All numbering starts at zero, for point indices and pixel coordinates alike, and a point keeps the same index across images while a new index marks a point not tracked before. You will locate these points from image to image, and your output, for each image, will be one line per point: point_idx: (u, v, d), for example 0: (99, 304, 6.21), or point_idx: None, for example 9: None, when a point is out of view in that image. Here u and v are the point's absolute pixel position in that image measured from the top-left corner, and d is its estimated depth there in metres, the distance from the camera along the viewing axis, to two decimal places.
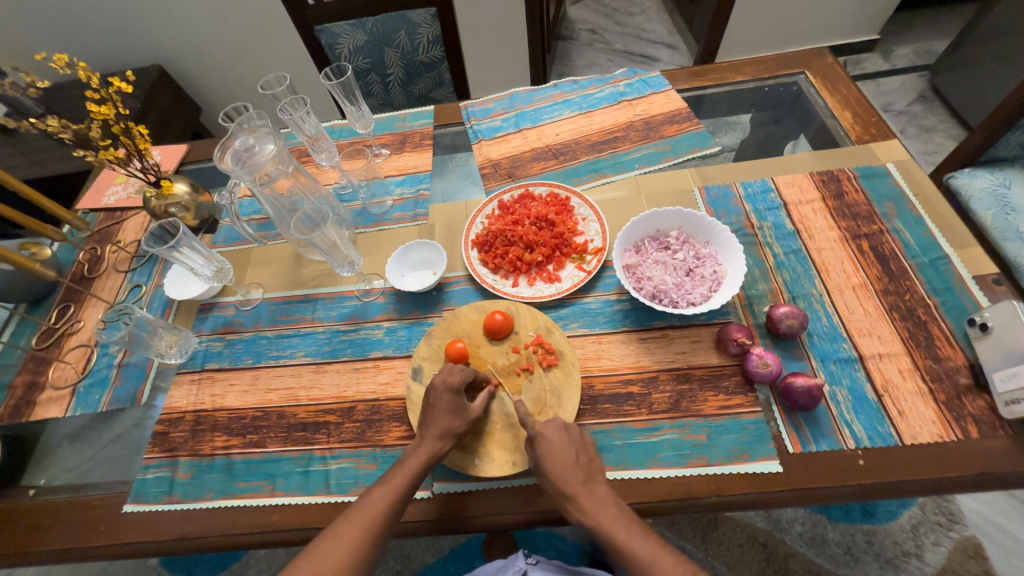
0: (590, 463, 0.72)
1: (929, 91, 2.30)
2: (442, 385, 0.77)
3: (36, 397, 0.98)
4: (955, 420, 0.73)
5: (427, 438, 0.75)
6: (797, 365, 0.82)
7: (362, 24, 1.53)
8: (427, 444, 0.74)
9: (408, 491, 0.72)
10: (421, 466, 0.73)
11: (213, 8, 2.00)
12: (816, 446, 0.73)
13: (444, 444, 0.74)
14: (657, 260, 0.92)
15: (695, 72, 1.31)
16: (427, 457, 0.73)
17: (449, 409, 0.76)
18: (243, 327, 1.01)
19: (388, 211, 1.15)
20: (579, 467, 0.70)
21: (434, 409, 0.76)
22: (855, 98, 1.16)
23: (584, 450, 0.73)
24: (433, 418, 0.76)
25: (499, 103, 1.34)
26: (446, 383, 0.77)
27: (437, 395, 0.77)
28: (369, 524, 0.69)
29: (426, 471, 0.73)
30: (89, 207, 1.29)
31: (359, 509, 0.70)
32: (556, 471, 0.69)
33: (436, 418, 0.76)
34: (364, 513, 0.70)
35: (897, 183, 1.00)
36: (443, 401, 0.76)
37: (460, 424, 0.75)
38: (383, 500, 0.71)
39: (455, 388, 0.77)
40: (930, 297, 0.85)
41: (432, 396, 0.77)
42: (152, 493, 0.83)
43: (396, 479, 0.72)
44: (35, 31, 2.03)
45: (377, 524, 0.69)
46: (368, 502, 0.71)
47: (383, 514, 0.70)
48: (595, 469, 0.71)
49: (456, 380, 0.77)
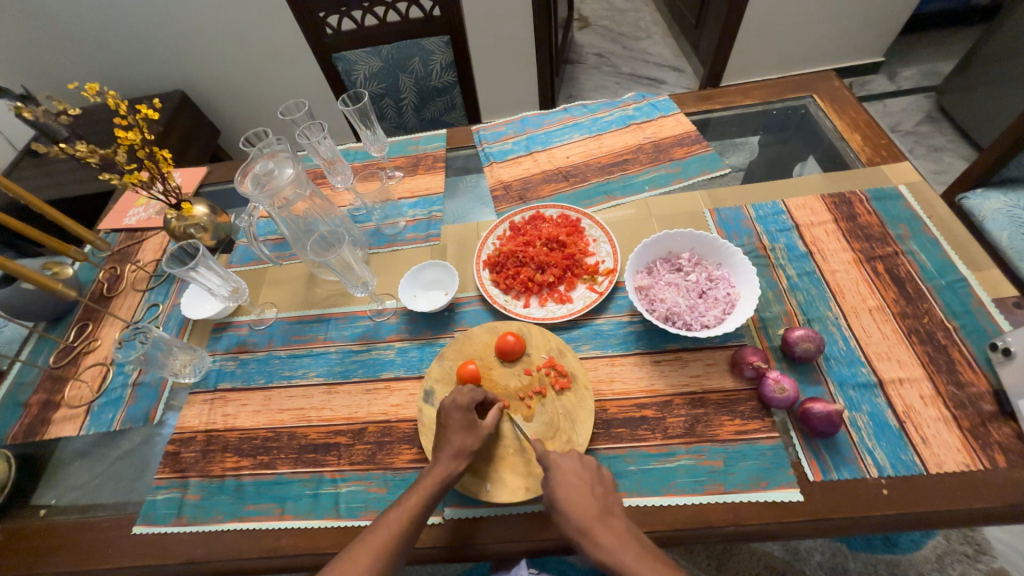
0: (605, 494, 0.69)
1: (936, 111, 2.31)
2: (453, 404, 0.77)
3: (51, 415, 0.99)
4: (981, 448, 0.71)
5: (442, 457, 0.74)
6: (814, 390, 0.80)
7: (377, 51, 1.59)
8: (442, 463, 0.74)
9: (422, 514, 0.71)
10: (435, 486, 0.72)
11: (234, 37, 2.08)
12: (837, 474, 0.72)
13: (459, 463, 0.73)
14: (670, 282, 0.92)
15: (703, 96, 1.33)
16: (442, 478, 0.72)
17: (462, 428, 0.75)
18: (256, 346, 1.02)
19: (401, 232, 1.16)
20: (597, 499, 0.67)
21: (447, 428, 0.76)
22: (864, 120, 1.17)
23: (598, 482, 0.70)
24: (446, 438, 0.75)
25: (510, 126, 1.37)
26: (456, 403, 0.77)
27: (448, 414, 0.77)
28: (384, 547, 0.68)
29: (439, 493, 0.72)
30: (111, 227, 1.32)
31: (372, 533, 0.69)
32: (570, 504, 0.66)
33: (449, 436, 0.75)
34: (378, 536, 0.69)
35: (909, 204, 1.00)
36: (454, 419, 0.76)
37: (472, 443, 0.75)
38: (397, 522, 0.70)
39: (467, 407, 0.77)
40: (949, 321, 0.84)
41: (444, 415, 0.77)
42: (162, 515, 0.82)
43: (409, 502, 0.71)
44: (66, 60, 2.12)
45: (392, 547, 0.68)
46: (383, 525, 0.70)
47: (397, 537, 0.69)
48: (612, 502, 0.69)
49: (465, 398, 0.77)
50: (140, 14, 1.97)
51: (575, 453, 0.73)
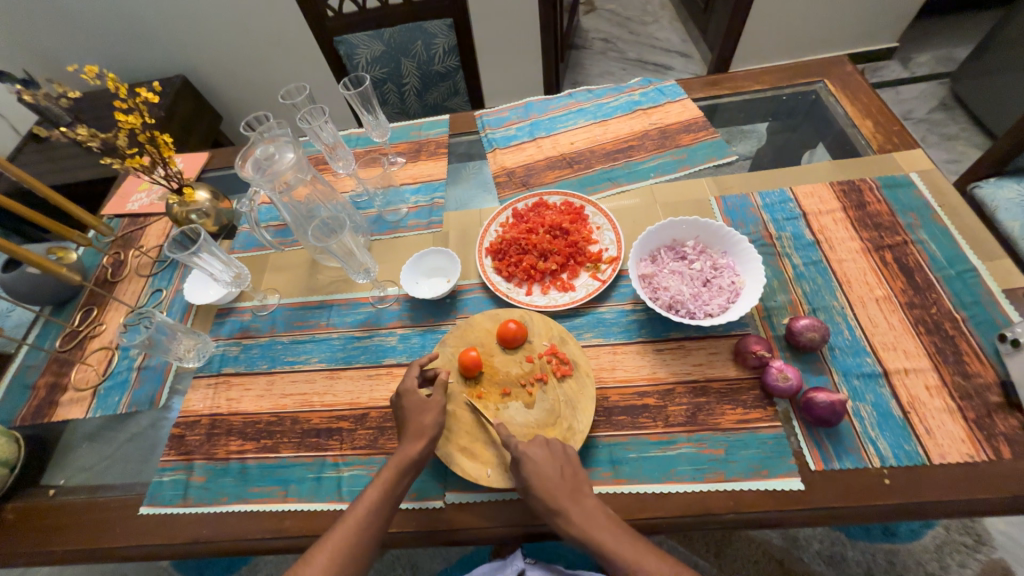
0: (575, 475, 0.70)
1: (950, 99, 2.26)
2: (404, 390, 0.79)
3: (58, 397, 1.00)
4: (986, 439, 0.70)
5: (408, 441, 0.74)
6: (818, 380, 0.80)
7: (379, 35, 1.56)
8: (406, 447, 0.74)
9: (389, 500, 0.71)
10: (400, 471, 0.72)
11: (235, 20, 2.06)
12: (839, 463, 0.71)
13: (422, 446, 0.74)
14: (673, 270, 0.91)
15: (712, 81, 1.30)
16: (406, 462, 0.73)
17: (431, 409, 0.76)
18: (259, 332, 1.03)
19: (403, 219, 1.15)
20: (564, 480, 0.69)
21: (404, 414, 0.77)
22: (876, 106, 1.14)
23: (566, 463, 0.71)
24: (403, 423, 0.77)
25: (514, 111, 1.35)
26: (403, 389, 0.79)
27: (402, 401, 0.78)
28: (352, 535, 0.68)
29: (404, 477, 0.73)
30: (114, 212, 1.32)
31: (340, 522, 0.69)
32: (544, 489, 0.68)
33: (410, 421, 0.76)
34: (346, 525, 0.69)
35: (921, 193, 0.98)
36: (441, 408, 0.76)
37: (433, 425, 0.75)
38: (364, 510, 0.70)
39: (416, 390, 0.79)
40: (958, 312, 0.83)
41: (401, 401, 0.78)
42: (168, 496, 0.84)
43: (378, 486, 0.72)
44: (67, 43, 2.11)
45: (360, 533, 0.68)
46: (350, 514, 0.70)
47: (365, 525, 0.69)
48: (581, 481, 0.70)
49: (412, 382, 0.79)
50: None
51: (539, 439, 0.73)
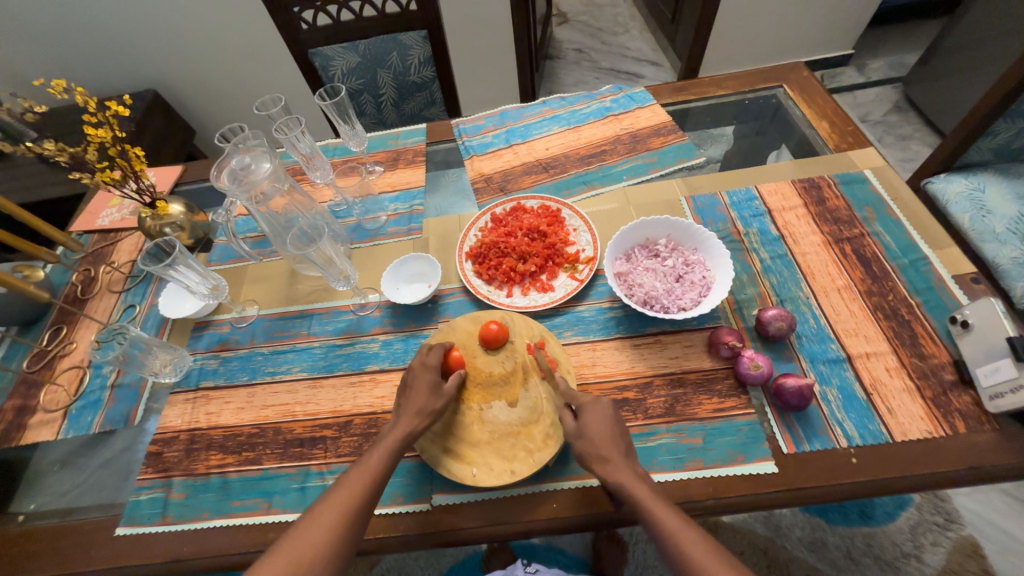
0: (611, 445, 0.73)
1: (903, 101, 2.39)
2: (421, 364, 0.81)
3: (27, 420, 0.96)
4: (943, 416, 0.74)
5: (404, 416, 0.77)
6: (787, 367, 0.83)
7: (354, 46, 1.58)
8: (403, 422, 0.76)
9: (384, 471, 0.73)
10: (397, 443, 0.74)
11: (207, 33, 2.04)
12: (809, 445, 0.75)
13: (419, 420, 0.76)
14: (647, 267, 0.94)
15: (679, 87, 1.36)
16: (403, 434, 0.75)
17: (425, 388, 0.79)
18: (238, 344, 1.01)
19: (382, 226, 1.16)
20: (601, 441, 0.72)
21: (412, 388, 0.79)
22: (832, 109, 1.21)
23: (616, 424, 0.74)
24: (410, 397, 0.79)
25: (489, 119, 1.38)
26: (423, 364, 0.82)
27: (415, 375, 0.80)
28: (346, 504, 0.68)
29: (400, 449, 0.75)
30: (83, 228, 1.29)
31: (334, 493, 0.70)
32: None
33: (413, 396, 0.78)
34: (341, 496, 0.69)
35: (874, 188, 1.04)
36: (434, 388, 0.79)
37: (436, 401, 0.78)
38: (359, 480, 0.71)
39: (434, 367, 0.81)
40: (912, 297, 0.88)
41: (411, 376, 0.81)
42: (146, 515, 0.82)
43: (372, 461, 0.73)
44: (31, 58, 2.06)
45: (355, 502, 0.69)
46: (343, 486, 0.70)
47: (360, 495, 0.69)
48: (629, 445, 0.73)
49: (434, 361, 0.82)
50: (108, 10, 1.92)
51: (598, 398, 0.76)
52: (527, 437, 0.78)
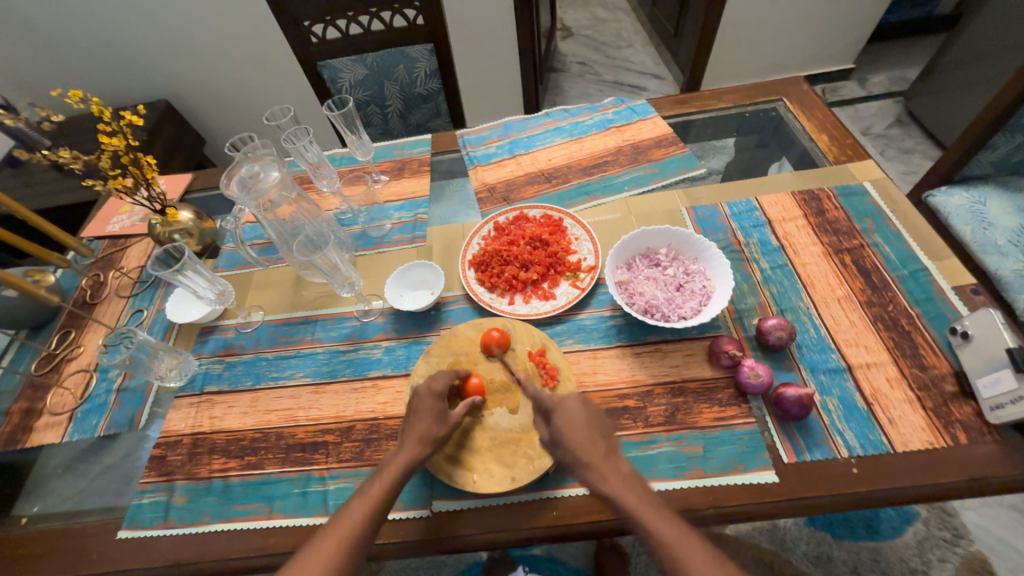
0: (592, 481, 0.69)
1: (905, 115, 2.41)
2: (426, 390, 0.79)
3: (33, 422, 0.98)
4: (944, 426, 0.74)
5: (407, 443, 0.75)
6: (788, 376, 0.84)
7: (362, 59, 1.61)
8: (406, 449, 0.74)
9: (386, 500, 0.71)
10: (400, 472, 0.72)
11: (220, 45, 2.10)
12: (810, 455, 0.74)
13: (422, 449, 0.74)
14: (648, 276, 0.95)
15: (680, 100, 1.38)
16: (405, 463, 0.73)
17: (429, 414, 0.77)
18: (243, 349, 1.03)
19: (387, 234, 1.18)
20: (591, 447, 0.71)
21: (417, 413, 0.77)
22: (831, 121, 1.23)
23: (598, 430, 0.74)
24: (414, 423, 0.77)
25: (494, 130, 1.40)
26: (429, 390, 0.79)
27: (420, 400, 0.78)
28: (347, 536, 0.68)
29: (403, 478, 0.73)
30: (94, 234, 1.31)
31: (335, 524, 0.69)
32: None
33: (417, 421, 0.76)
34: (342, 527, 0.69)
35: (873, 200, 1.05)
36: (438, 414, 0.77)
37: (440, 429, 0.76)
38: (360, 510, 0.70)
39: (440, 394, 0.79)
40: (912, 308, 0.88)
41: (415, 401, 0.78)
42: (148, 519, 0.82)
43: (374, 489, 0.71)
44: (48, 69, 2.12)
45: (357, 534, 0.68)
46: (345, 516, 0.69)
47: (361, 527, 0.68)
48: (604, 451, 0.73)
49: (440, 385, 0.79)
50: (124, 23, 1.97)
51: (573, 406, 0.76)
52: (528, 445, 0.78)
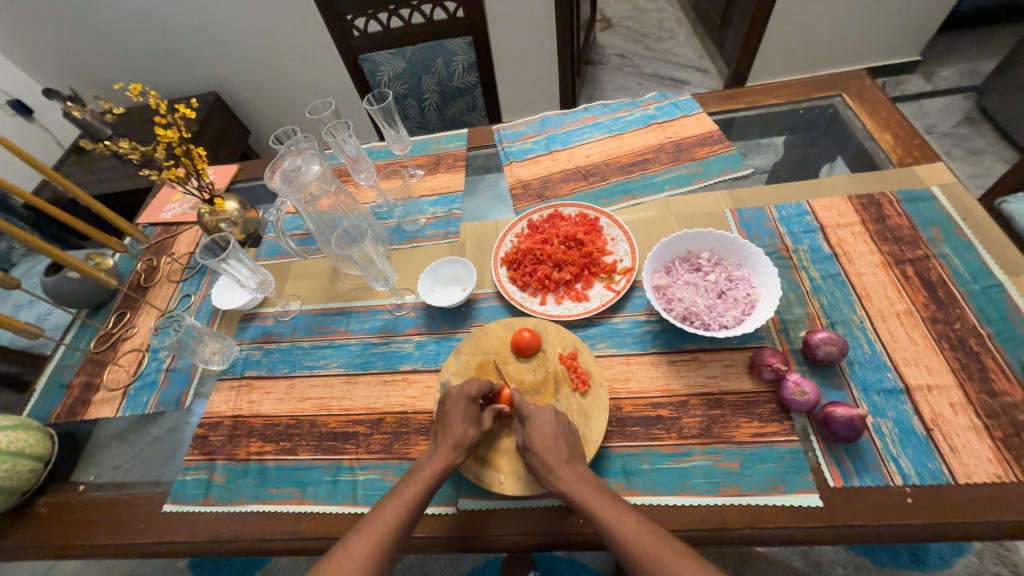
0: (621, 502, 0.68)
1: (976, 112, 2.22)
2: (460, 392, 0.78)
3: (91, 397, 1.04)
4: (1015, 459, 0.68)
5: (442, 447, 0.75)
6: (836, 395, 0.79)
7: (402, 52, 1.62)
8: (439, 454, 0.74)
9: (419, 504, 0.72)
10: (433, 476, 0.73)
11: (267, 40, 2.16)
12: (860, 480, 0.70)
13: (456, 454, 0.74)
14: (688, 282, 0.91)
15: (727, 96, 1.32)
16: (440, 469, 0.73)
17: (462, 419, 0.76)
18: (281, 336, 1.06)
19: (421, 229, 1.19)
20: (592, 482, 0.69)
21: (450, 416, 0.77)
22: (896, 120, 1.14)
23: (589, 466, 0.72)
24: (447, 426, 0.77)
25: (531, 126, 1.38)
26: (463, 392, 0.79)
27: (453, 402, 0.78)
28: (381, 538, 0.69)
29: (437, 483, 0.73)
30: (149, 221, 1.39)
31: (368, 524, 0.70)
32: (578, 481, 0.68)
33: (451, 426, 0.76)
34: (375, 527, 0.69)
35: (943, 207, 0.97)
36: (472, 419, 0.77)
37: (474, 434, 0.76)
38: (393, 513, 0.70)
39: (473, 396, 0.78)
40: (983, 327, 0.81)
41: (448, 403, 0.78)
42: (190, 495, 0.86)
43: (408, 492, 0.72)
44: (112, 63, 2.25)
45: (390, 535, 0.69)
46: (378, 517, 0.70)
47: (393, 530, 0.69)
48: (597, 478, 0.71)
49: (474, 391, 0.79)
50: (179, 18, 2.06)
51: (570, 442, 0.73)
52: None
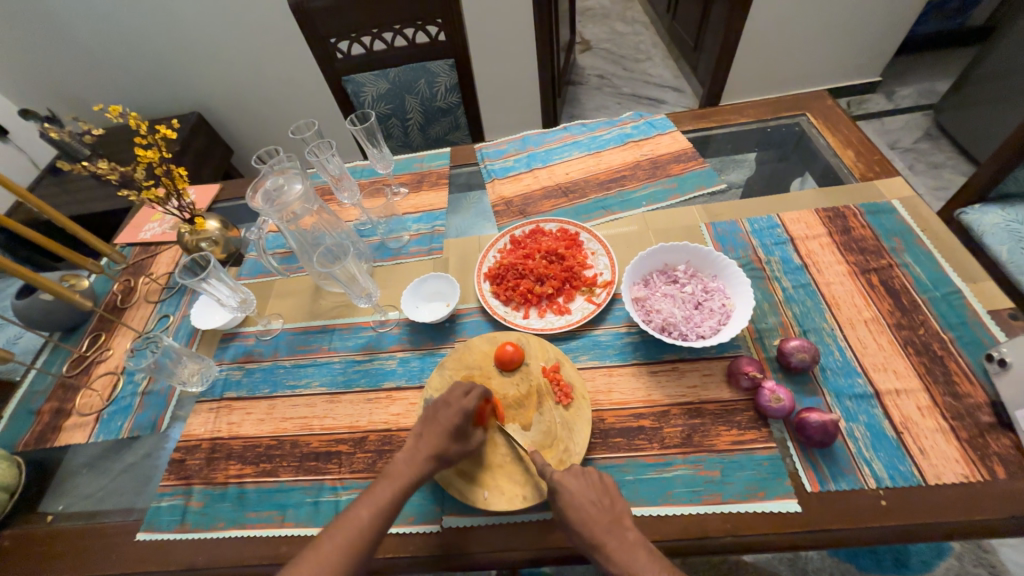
0: (614, 506, 0.69)
1: (934, 129, 2.34)
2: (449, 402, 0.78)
3: (62, 422, 1.01)
4: (980, 459, 0.71)
5: (421, 454, 0.75)
6: (811, 401, 0.81)
7: (385, 74, 1.65)
8: (417, 460, 0.75)
9: (392, 507, 0.72)
10: (409, 481, 0.74)
11: (251, 61, 2.18)
12: (835, 484, 0.71)
13: (435, 460, 0.75)
14: (666, 293, 0.94)
15: (700, 115, 1.37)
16: (417, 474, 0.74)
17: (445, 428, 0.76)
18: (262, 356, 1.05)
19: (405, 246, 1.20)
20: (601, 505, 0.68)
21: (432, 424, 0.77)
22: (857, 137, 1.20)
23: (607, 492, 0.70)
24: (428, 433, 0.77)
25: (512, 144, 1.42)
26: (449, 401, 0.78)
27: (439, 411, 0.78)
28: (349, 539, 0.69)
29: (411, 486, 0.74)
30: (127, 241, 1.37)
31: (339, 525, 0.71)
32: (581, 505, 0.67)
33: (432, 433, 0.76)
34: (346, 529, 0.70)
35: (903, 218, 1.02)
36: (456, 433, 0.76)
37: (455, 444, 0.76)
38: (365, 515, 0.71)
39: (467, 413, 0.76)
40: (946, 332, 0.85)
41: (433, 410, 0.78)
42: (165, 521, 0.84)
43: (381, 496, 0.73)
44: (92, 84, 2.24)
45: (359, 536, 0.69)
46: (349, 518, 0.71)
47: (363, 531, 0.70)
48: (618, 510, 0.69)
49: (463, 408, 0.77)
50: (162, 40, 2.07)
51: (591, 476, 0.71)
52: (551, 454, 0.78)
